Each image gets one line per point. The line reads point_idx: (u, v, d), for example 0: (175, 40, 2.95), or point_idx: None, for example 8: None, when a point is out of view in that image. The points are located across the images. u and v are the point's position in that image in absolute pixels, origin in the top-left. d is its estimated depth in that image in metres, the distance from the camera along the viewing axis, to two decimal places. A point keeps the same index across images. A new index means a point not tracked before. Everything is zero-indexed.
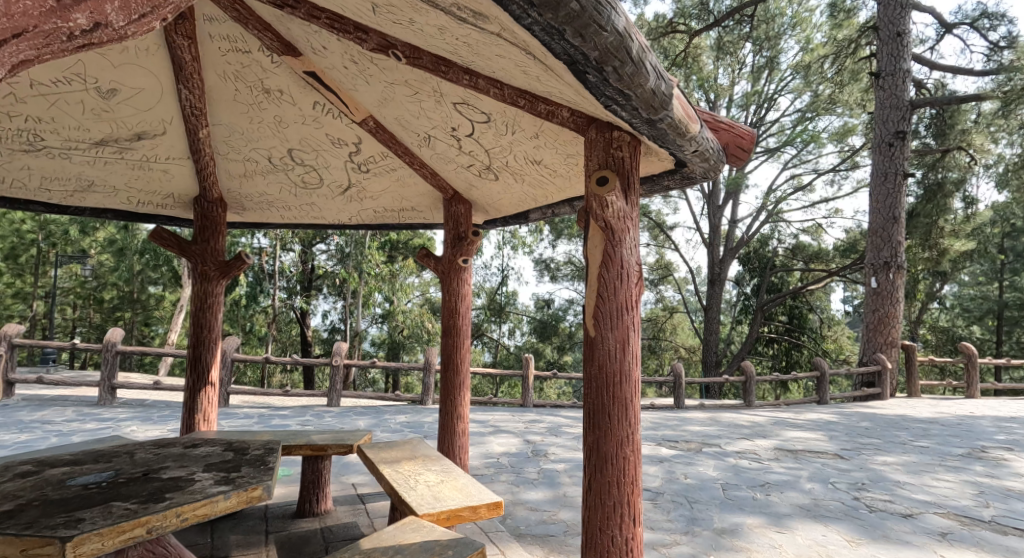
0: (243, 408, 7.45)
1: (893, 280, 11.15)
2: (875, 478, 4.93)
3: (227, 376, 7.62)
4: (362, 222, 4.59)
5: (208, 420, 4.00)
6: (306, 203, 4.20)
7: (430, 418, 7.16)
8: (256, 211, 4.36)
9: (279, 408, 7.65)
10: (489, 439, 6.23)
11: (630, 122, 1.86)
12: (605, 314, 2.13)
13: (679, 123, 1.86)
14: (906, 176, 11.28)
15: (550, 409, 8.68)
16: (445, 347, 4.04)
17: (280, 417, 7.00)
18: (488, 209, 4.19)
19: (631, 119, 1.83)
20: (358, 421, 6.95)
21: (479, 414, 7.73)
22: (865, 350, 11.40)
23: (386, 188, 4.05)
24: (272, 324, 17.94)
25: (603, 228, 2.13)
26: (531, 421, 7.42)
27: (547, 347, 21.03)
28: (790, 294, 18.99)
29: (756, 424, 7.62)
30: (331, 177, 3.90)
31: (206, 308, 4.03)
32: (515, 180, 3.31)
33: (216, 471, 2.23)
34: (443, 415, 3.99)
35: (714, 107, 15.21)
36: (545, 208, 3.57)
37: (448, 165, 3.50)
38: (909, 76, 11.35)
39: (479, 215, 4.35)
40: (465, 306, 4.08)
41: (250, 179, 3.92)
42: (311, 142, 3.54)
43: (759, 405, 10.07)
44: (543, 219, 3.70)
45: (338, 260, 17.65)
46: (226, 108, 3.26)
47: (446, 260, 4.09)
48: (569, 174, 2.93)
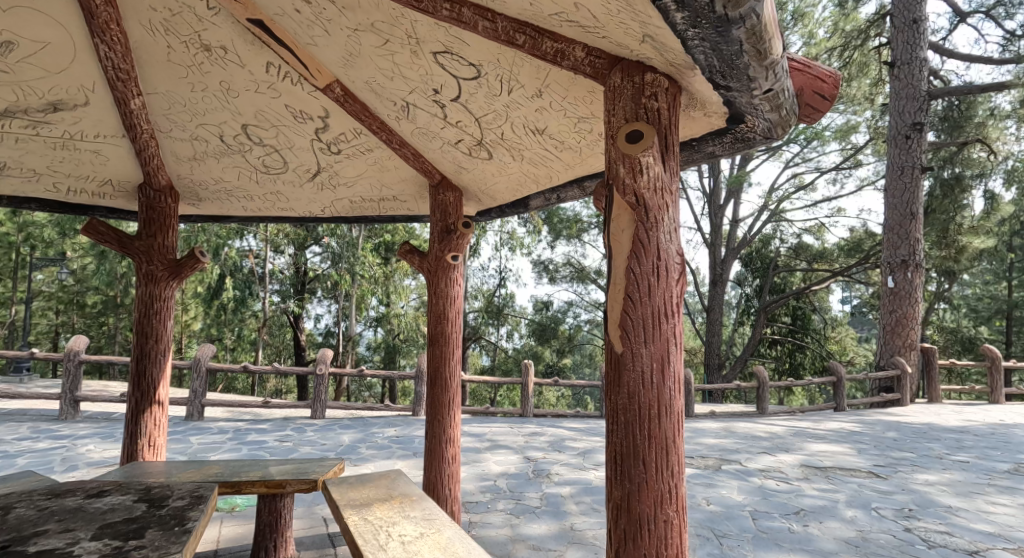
0: (219, 422, 6.86)
1: (911, 279, 10.62)
2: (923, 502, 4.35)
3: (202, 388, 7.01)
4: (337, 215, 4.00)
5: (154, 445, 3.41)
6: (271, 191, 3.62)
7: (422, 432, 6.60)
8: (214, 202, 3.78)
9: (258, 421, 7.07)
10: (486, 457, 5.66)
11: (689, 27, 1.31)
12: (637, 324, 1.56)
13: (762, 37, 1.31)
14: (924, 171, 10.73)
15: (551, 419, 8.11)
16: (432, 360, 3.45)
17: (257, 432, 6.42)
18: (481, 197, 3.62)
19: (691, 19, 1.28)
20: (342, 435, 6.37)
21: (476, 427, 7.16)
22: (882, 353, 10.86)
23: (362, 173, 3.48)
24: (263, 329, 17.36)
25: (632, 205, 1.57)
26: (530, 434, 6.85)
27: (547, 350, 20.53)
28: (794, 295, 18.49)
29: (775, 436, 7.06)
30: (296, 160, 3.32)
31: (152, 314, 3.43)
32: (513, 158, 2.73)
33: (107, 539, 1.65)
34: (430, 439, 3.41)
35: None
36: (548, 193, 3.00)
37: (433, 142, 2.92)
38: (926, 65, 10.81)
39: (470, 204, 3.78)
40: (455, 310, 3.51)
41: (202, 163, 3.33)
42: (269, 115, 2.96)
43: (773, 413, 9.52)
44: (546, 206, 3.13)
45: (331, 263, 17.08)
46: (161, 72, 2.68)
47: (433, 257, 3.51)
48: (580, 146, 2.36)
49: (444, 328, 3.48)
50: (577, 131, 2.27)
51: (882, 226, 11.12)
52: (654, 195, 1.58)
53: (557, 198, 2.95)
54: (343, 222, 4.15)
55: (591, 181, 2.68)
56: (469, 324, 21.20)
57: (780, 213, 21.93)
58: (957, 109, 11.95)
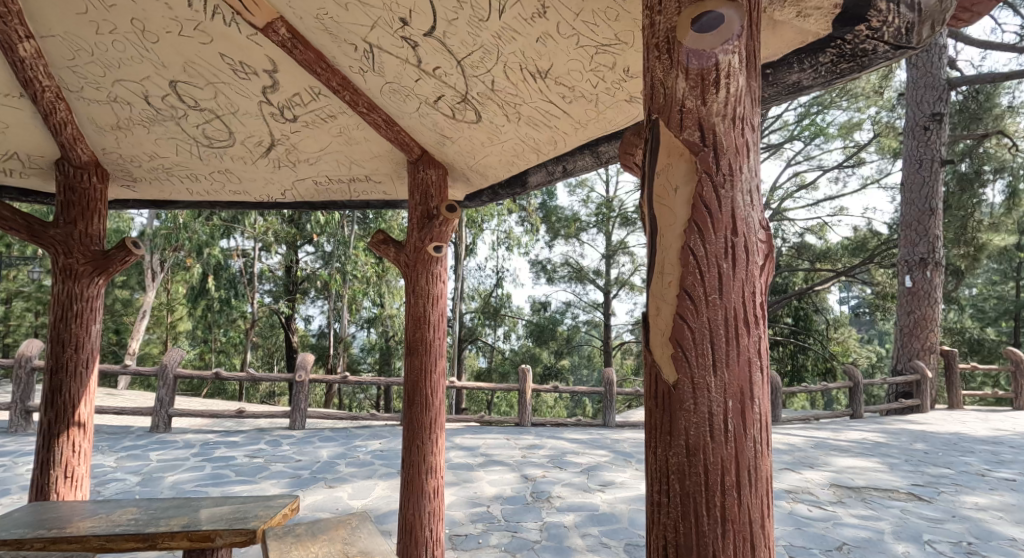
0: (186, 434, 6.24)
1: (930, 279, 10.05)
2: (981, 534, 3.77)
3: (169, 397, 6.40)
4: (299, 200, 3.40)
5: (72, 477, 2.79)
6: (218, 169, 3.02)
7: None
8: (152, 184, 3.16)
9: (231, 432, 6.46)
10: (479, 476, 5.07)
11: None
12: (698, 338, 1.19)
13: None
14: (944, 164, 10.18)
15: (551, 429, 7.52)
16: (411, 374, 2.87)
17: (227, 447, 5.81)
18: (470, 175, 3.05)
19: None
20: (321, 450, 5.78)
21: (470, 440, 6.58)
22: (899, 357, 10.31)
23: (326, 148, 2.89)
24: (251, 330, 16.73)
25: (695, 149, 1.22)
26: (529, 448, 6.27)
27: (545, 351, 19.98)
28: (797, 296, 18.03)
29: (795, 448, 6.49)
30: (244, 129, 2.71)
31: (71, 317, 2.82)
32: (509, 116, 2.16)
33: None
34: (407, 470, 2.82)
35: None
36: (552, 164, 2.44)
37: (409, 100, 2.34)
38: (946, 52, 10.29)
39: (456, 185, 3.20)
40: (438, 312, 2.93)
41: (129, 134, 2.72)
42: (201, 68, 2.35)
43: (787, 421, 8.96)
44: (547, 182, 2.58)
45: (323, 262, 16.48)
46: (53, 8, 2.07)
47: (411, 248, 2.93)
48: (593, 90, 1.86)
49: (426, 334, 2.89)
50: (592, 68, 1.78)
51: (898, 223, 10.57)
52: (728, 129, 1.23)
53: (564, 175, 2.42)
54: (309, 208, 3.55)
55: (607, 142, 2.15)
56: (465, 326, 20.68)
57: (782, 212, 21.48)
58: (975, 100, 11.39)
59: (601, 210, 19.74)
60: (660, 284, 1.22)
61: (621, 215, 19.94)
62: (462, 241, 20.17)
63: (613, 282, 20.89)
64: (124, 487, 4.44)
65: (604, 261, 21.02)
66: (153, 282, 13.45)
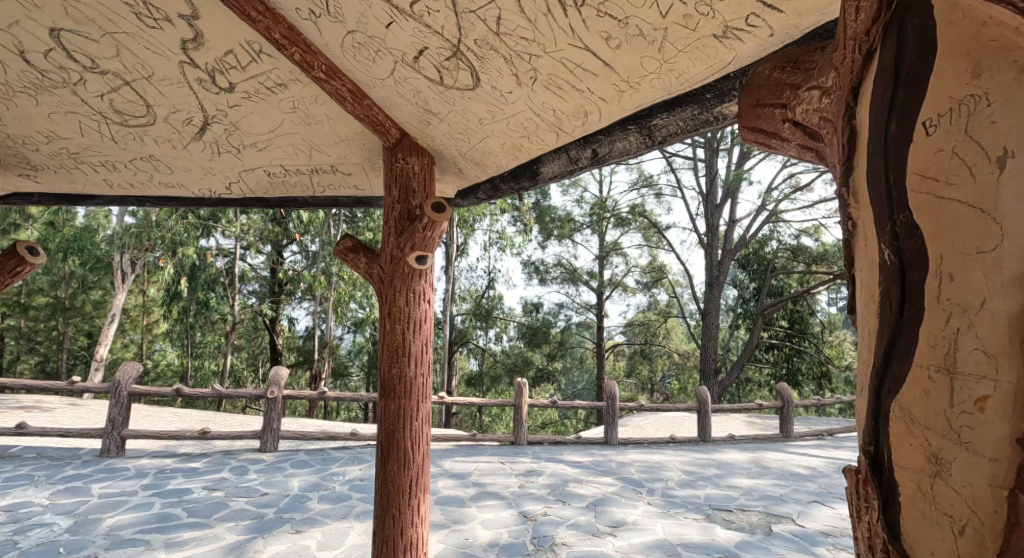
0: (140, 460, 5.54)
1: None
2: None
3: (123, 416, 5.71)
4: (248, 196, 2.75)
5: None
6: (139, 155, 2.37)
7: None
8: (60, 174, 2.50)
9: (193, 457, 5.79)
10: (473, 514, 4.44)
11: None
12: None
13: None
14: None
15: (549, 450, 6.92)
16: (385, 419, 2.23)
17: (185, 476, 5.11)
18: (462, 166, 2.44)
19: None
20: (293, 480, 5.12)
21: (460, 466, 5.97)
22: None
23: (279, 130, 2.24)
24: (233, 332, 16.08)
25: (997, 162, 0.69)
26: (526, 475, 5.66)
27: (537, 354, 19.41)
28: (790, 298, 19.19)
29: (818, 474, 5.92)
30: (164, 101, 2.06)
31: None
32: (527, 75, 1.57)
33: None
34: (381, 547, 2.17)
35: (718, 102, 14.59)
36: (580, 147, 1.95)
37: (385, 53, 1.71)
38: None
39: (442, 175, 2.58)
40: (419, 341, 2.28)
41: (13, 104, 2.06)
42: (89, 10, 1.68)
43: (799, 437, 8.44)
44: (565, 171, 2.11)
45: (307, 263, 15.84)
46: None
47: (386, 259, 2.29)
48: (656, 18, 1.26)
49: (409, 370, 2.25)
50: None
51: None
52: None
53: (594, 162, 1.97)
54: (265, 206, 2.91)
55: (663, 114, 1.62)
56: (456, 327, 20.11)
57: (778, 213, 21.34)
58: None
59: (595, 211, 19.20)
60: (932, 415, 0.74)
61: (615, 216, 19.43)
62: (452, 241, 19.60)
63: (607, 284, 20.40)
64: (50, 534, 3.74)
65: (598, 262, 20.51)
66: (123, 283, 12.72)
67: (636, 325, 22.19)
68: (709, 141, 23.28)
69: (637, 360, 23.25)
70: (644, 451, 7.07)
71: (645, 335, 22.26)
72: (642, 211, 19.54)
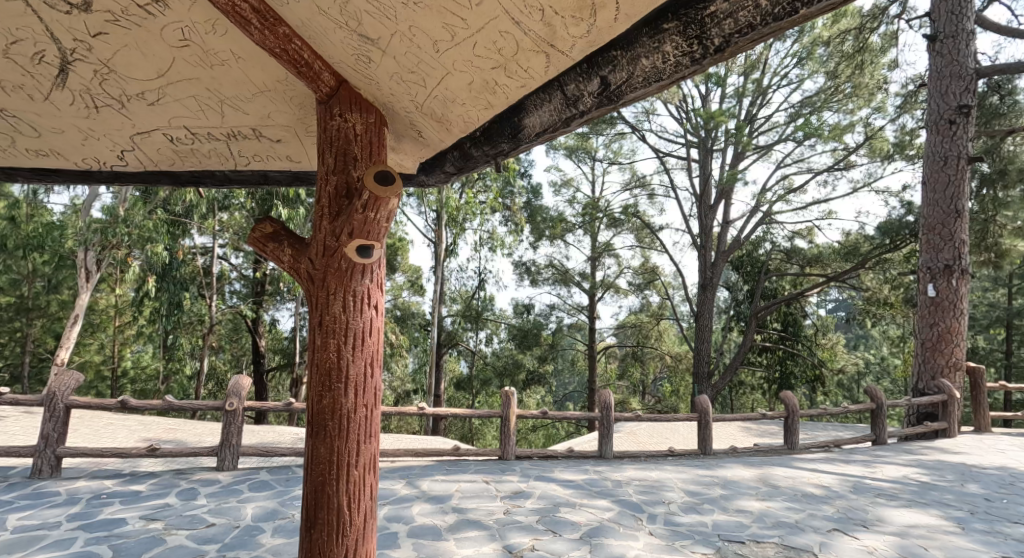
0: (78, 482, 4.94)
1: (957, 287, 8.96)
2: None
3: (58, 432, 5.10)
4: (162, 161, 2.91)
5: None
6: (34, 113, 2.56)
7: None
8: None
9: (139, 478, 5.19)
10: (449, 551, 3.88)
11: None
12: None
13: None
14: (971, 161, 9.10)
15: (539, 467, 6.37)
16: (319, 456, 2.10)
17: (122, 503, 4.52)
18: (415, 119, 2.47)
19: None
20: (246, 508, 4.52)
21: (439, 488, 5.41)
22: (920, 374, 9.20)
23: (166, 73, 2.32)
24: (211, 334, 15.51)
25: None
26: (512, 499, 5.11)
27: (527, 356, 18.85)
28: (785, 300, 18.92)
29: (833, 495, 5.37)
30: (36, 36, 2.22)
31: None
32: None
33: None
34: None
35: (710, 100, 14.36)
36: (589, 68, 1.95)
37: None
38: (973, 37, 9.23)
39: (406, 143, 2.67)
40: (357, 364, 2.14)
41: None
42: None
43: (805, 449, 7.91)
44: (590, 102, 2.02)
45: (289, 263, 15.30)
46: None
47: (319, 254, 2.13)
48: None
49: (346, 407, 2.11)
50: None
51: (919, 224, 9.45)
52: None
53: (676, 77, 1.86)
54: (173, 179, 3.07)
55: None
56: (446, 329, 19.53)
57: (772, 214, 21.03)
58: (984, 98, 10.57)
59: (587, 211, 18.76)
60: None
61: (608, 216, 18.98)
62: (441, 241, 19.09)
63: (599, 285, 19.99)
64: None
65: (590, 263, 20.09)
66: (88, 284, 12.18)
67: (628, 326, 21.86)
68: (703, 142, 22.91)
69: (629, 362, 22.85)
70: (641, 467, 6.54)
71: (636, 337, 21.89)
72: (635, 211, 19.13)
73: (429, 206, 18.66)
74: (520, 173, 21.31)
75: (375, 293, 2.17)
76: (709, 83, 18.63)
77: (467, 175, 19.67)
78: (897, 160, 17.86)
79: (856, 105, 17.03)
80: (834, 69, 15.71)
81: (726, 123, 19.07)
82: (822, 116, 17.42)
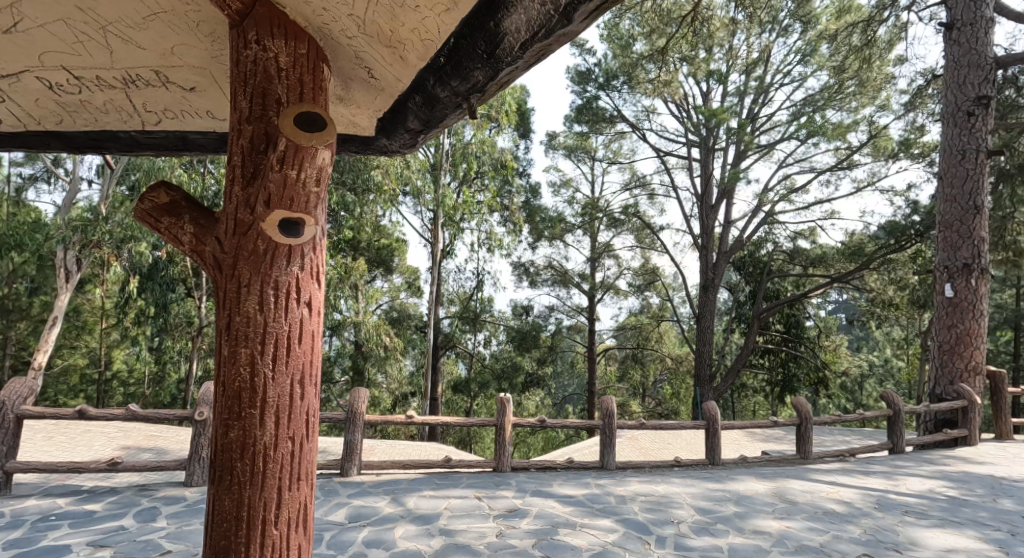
0: (28, 502, 4.51)
1: (976, 288, 8.47)
2: None
3: (8, 446, 4.67)
4: (56, 111, 2.77)
5: None
6: None
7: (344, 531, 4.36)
8: None
9: (97, 496, 4.76)
10: None
11: None
12: None
13: None
14: (991, 155, 8.61)
15: (537, 481, 5.93)
16: (232, 483, 1.92)
17: (71, 527, 4.09)
18: (348, 43, 2.27)
19: None
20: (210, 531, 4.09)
21: (427, 507, 5.00)
22: (937, 379, 8.74)
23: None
24: (199, 336, 15.14)
25: None
26: (506, 519, 4.68)
27: (526, 359, 18.41)
28: (788, 302, 18.49)
29: (858, 513, 4.92)
30: None
31: None
32: None
33: None
34: None
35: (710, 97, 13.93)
36: None
37: None
38: (993, 25, 8.69)
39: (351, 82, 2.51)
40: (279, 385, 1.98)
41: None
42: None
43: (819, 458, 7.47)
44: None
45: None
46: None
47: (228, 236, 1.98)
48: None
49: (264, 442, 1.94)
50: None
51: (935, 221, 8.95)
52: None
53: None
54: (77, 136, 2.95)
55: None
56: (443, 331, 19.10)
57: (775, 214, 20.63)
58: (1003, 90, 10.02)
59: (587, 211, 18.30)
60: None
61: (608, 216, 18.58)
62: (437, 242, 18.67)
63: (598, 287, 19.60)
64: None
65: (590, 264, 19.68)
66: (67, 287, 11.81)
67: (628, 328, 21.43)
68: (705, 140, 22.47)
69: (629, 364, 22.46)
70: (646, 479, 6.09)
71: (636, 339, 21.51)
72: (635, 211, 18.75)
73: (425, 206, 18.25)
74: (518, 173, 20.96)
75: (298, 283, 2.00)
76: (711, 80, 18.19)
77: (464, 175, 19.24)
78: (902, 158, 17.44)
79: (861, 101, 16.57)
80: (841, 64, 15.24)
81: (728, 121, 18.65)
82: (825, 112, 16.97)
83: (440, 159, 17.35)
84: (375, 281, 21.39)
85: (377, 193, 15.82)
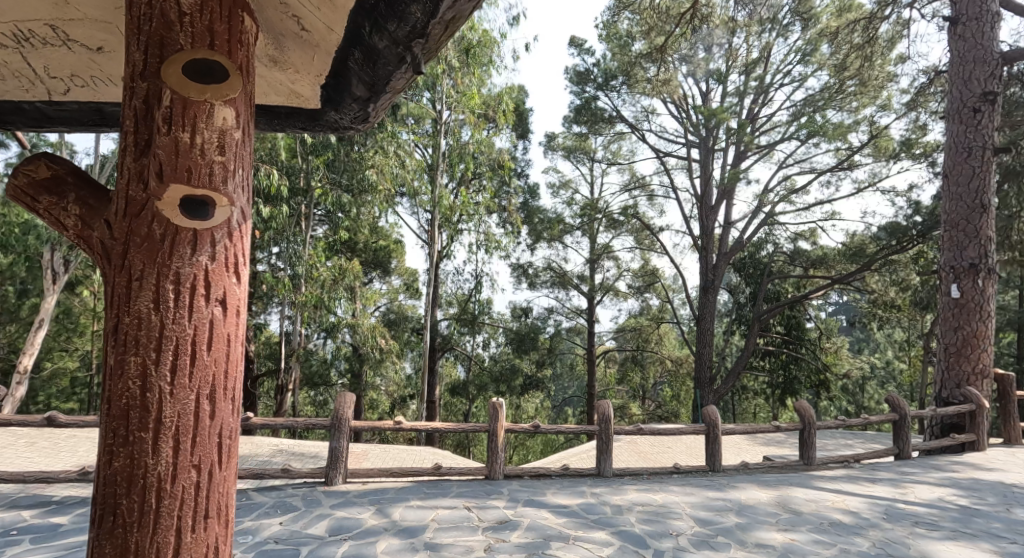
0: None
1: (983, 288, 8.23)
2: None
3: None
4: None
5: None
6: None
7: (322, 546, 4.13)
8: None
9: (66, 506, 4.54)
10: None
11: None
12: None
13: None
14: (997, 152, 8.38)
15: (530, 490, 5.71)
16: (117, 522, 1.70)
17: (32, 541, 3.87)
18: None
19: None
20: None
21: (413, 519, 4.77)
22: (944, 382, 8.50)
23: None
24: None
25: None
26: (495, 532, 4.45)
27: (524, 361, 18.17)
28: (789, 304, 18.27)
29: (866, 524, 4.68)
30: None
31: None
32: None
33: None
34: None
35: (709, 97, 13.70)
36: None
37: None
38: (1000, 19, 8.46)
39: (278, 32, 2.40)
40: (179, 410, 1.76)
41: None
42: None
43: (823, 464, 7.23)
44: None
45: (294, 266, 15.53)
46: None
47: (118, 228, 1.78)
48: None
49: (159, 472, 1.72)
50: None
51: (941, 220, 8.71)
52: None
53: None
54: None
55: None
56: (441, 334, 18.92)
57: (775, 215, 20.46)
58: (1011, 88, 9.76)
59: (586, 212, 18.08)
60: None
61: (607, 217, 18.37)
62: (434, 243, 18.47)
63: (597, 289, 19.40)
64: None
65: (589, 266, 19.46)
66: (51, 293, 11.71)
67: (627, 330, 21.23)
68: (705, 140, 22.28)
69: (628, 366, 22.24)
70: (643, 488, 5.86)
71: (636, 341, 21.31)
72: (635, 212, 18.53)
73: (422, 207, 18.03)
74: (516, 173, 20.77)
75: (203, 277, 1.81)
76: (710, 80, 18.00)
77: (462, 175, 19.05)
78: (903, 159, 17.25)
79: (861, 101, 16.38)
80: (842, 62, 15.05)
81: (728, 121, 18.44)
82: (826, 112, 16.80)
83: (437, 159, 17.15)
84: (373, 283, 21.19)
85: (372, 194, 15.63)
